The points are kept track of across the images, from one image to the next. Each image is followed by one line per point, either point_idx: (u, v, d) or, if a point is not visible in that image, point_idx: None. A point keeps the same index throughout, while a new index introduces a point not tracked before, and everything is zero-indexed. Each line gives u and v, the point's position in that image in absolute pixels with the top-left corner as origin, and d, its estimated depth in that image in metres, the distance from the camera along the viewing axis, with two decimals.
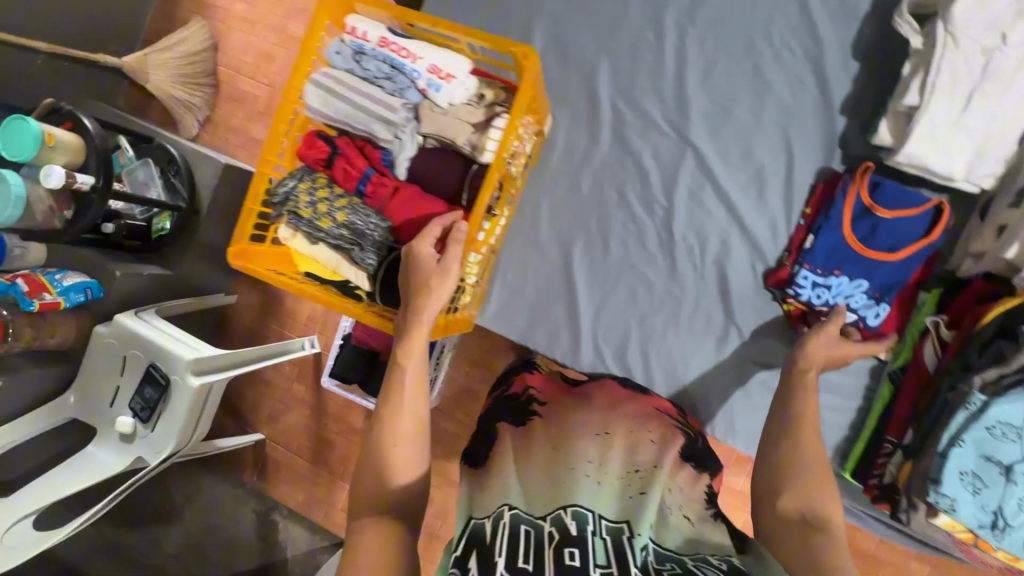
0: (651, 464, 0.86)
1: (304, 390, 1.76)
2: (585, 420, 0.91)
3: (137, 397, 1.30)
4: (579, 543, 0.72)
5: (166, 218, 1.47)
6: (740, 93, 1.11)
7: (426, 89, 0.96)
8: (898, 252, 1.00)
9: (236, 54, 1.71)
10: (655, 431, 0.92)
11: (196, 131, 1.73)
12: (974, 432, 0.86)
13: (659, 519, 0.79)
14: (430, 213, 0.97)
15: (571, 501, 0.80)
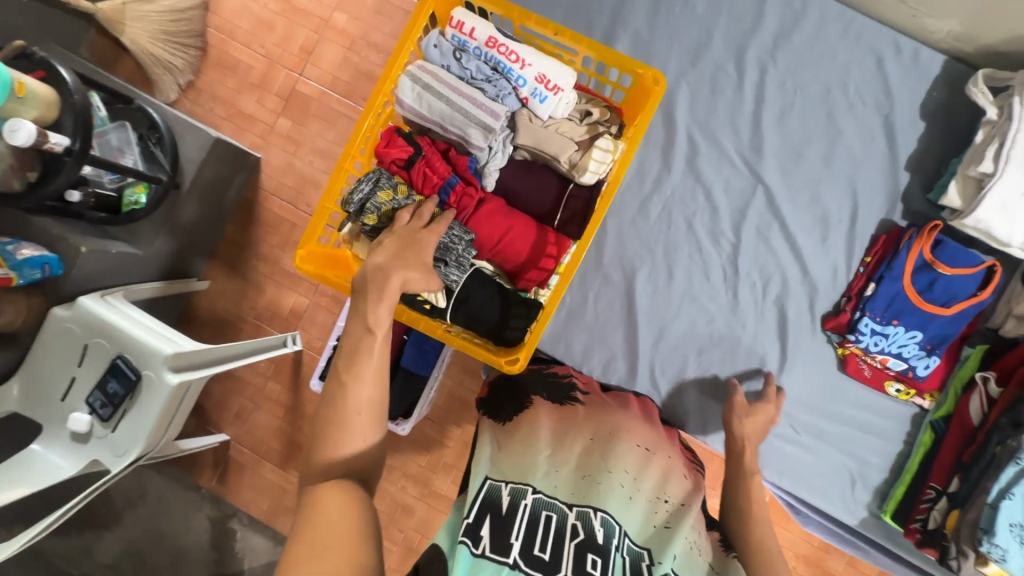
0: (683, 497, 0.80)
1: (279, 388, 1.44)
2: (630, 429, 0.85)
3: (96, 391, 1.03)
4: (599, 552, 0.67)
5: (141, 189, 1.17)
6: (813, 138, 1.14)
7: (528, 98, 0.90)
8: (951, 307, 1.06)
9: (231, 18, 1.42)
10: (687, 466, 0.87)
11: (175, 96, 1.42)
12: (1023, 486, 0.92)
13: (687, 554, 0.73)
14: (519, 231, 0.92)
15: (600, 505, 0.73)
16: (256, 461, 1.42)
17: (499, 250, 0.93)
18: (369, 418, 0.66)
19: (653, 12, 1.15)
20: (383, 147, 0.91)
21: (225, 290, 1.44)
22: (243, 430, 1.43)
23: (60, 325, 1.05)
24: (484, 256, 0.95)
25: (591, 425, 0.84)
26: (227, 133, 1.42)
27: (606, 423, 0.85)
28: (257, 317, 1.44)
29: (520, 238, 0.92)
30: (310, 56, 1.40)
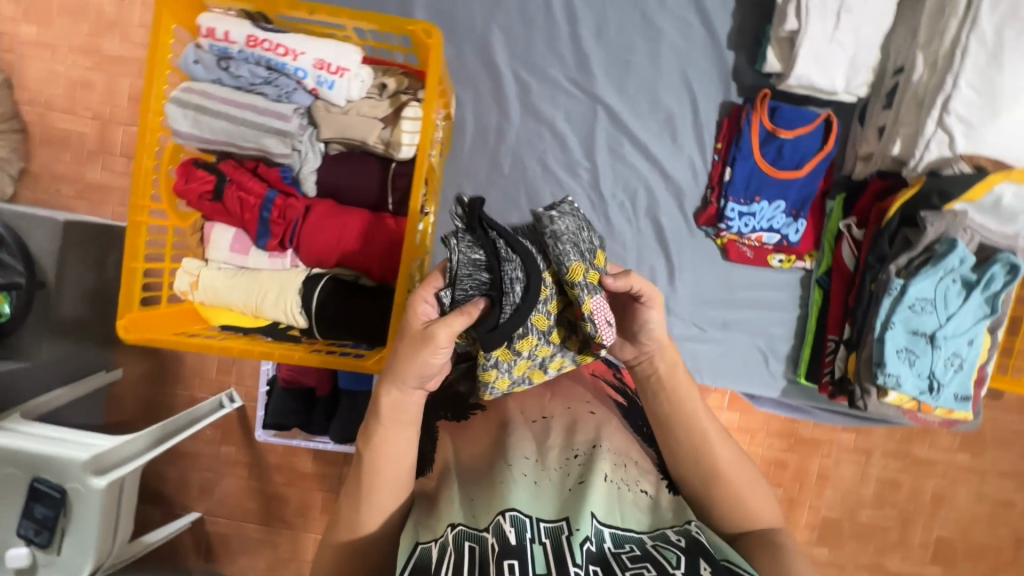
0: (593, 439, 0.78)
1: (234, 451, 1.45)
2: (521, 406, 0.82)
3: (23, 521, 0.97)
4: (521, 555, 0.62)
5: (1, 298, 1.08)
6: (635, 42, 1.12)
7: (316, 88, 0.84)
8: (803, 168, 1.08)
9: (42, 88, 1.27)
10: (596, 401, 0.85)
11: (11, 189, 1.25)
12: (900, 313, 0.97)
13: (610, 500, 0.71)
14: (355, 228, 0.89)
15: (508, 505, 0.68)
16: (236, 526, 1.47)
17: (340, 254, 0.90)
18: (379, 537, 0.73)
19: None
20: (185, 184, 0.86)
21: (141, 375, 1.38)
22: (212, 502, 1.46)
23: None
24: (332, 263, 0.91)
25: (484, 422, 0.82)
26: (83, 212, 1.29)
27: (496, 415, 0.82)
28: (187, 388, 1.40)
29: (358, 232, 0.89)
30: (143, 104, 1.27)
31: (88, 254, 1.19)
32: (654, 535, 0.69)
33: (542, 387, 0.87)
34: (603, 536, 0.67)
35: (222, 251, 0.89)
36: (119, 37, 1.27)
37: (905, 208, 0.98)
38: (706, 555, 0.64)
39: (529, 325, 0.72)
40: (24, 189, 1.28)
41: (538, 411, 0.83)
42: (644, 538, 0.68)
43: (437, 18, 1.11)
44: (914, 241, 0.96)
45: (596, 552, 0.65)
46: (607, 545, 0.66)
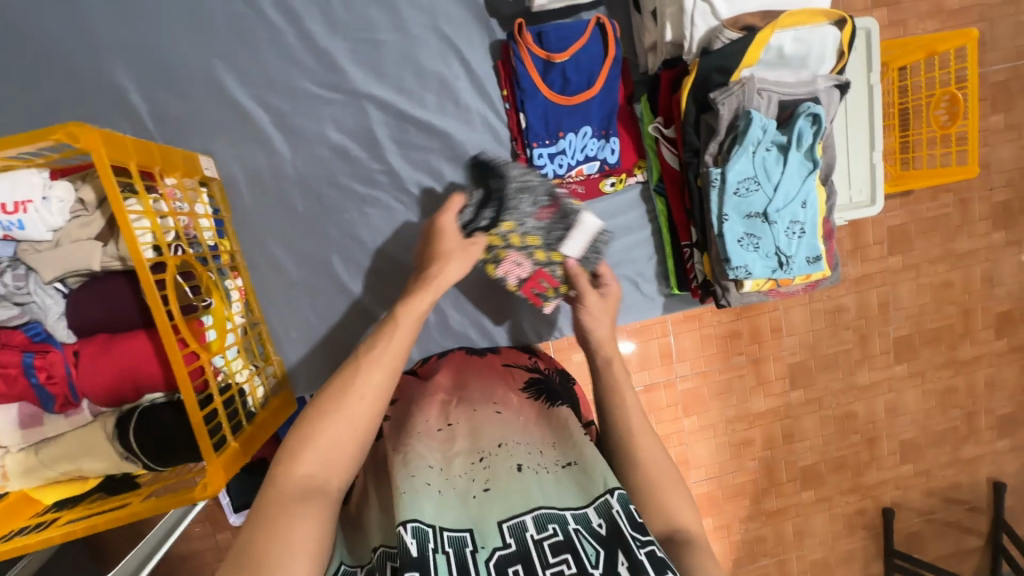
0: (498, 439, 0.80)
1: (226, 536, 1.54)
2: (427, 418, 0.85)
3: None
4: (424, 566, 0.58)
5: None
6: (372, 16, 0.99)
7: (8, 234, 0.73)
8: (595, 84, 0.99)
9: None
10: (504, 400, 0.89)
11: None
12: (729, 203, 0.92)
13: (521, 496, 0.70)
14: (132, 353, 0.79)
15: (411, 516, 0.64)
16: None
17: (133, 388, 0.81)
18: (349, 436, 0.64)
19: (121, 17, 0.94)
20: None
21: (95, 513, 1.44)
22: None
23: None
24: (135, 394, 0.82)
25: (393, 443, 0.82)
26: None
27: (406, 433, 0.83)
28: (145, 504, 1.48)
29: (141, 359, 0.79)
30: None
31: None
32: (577, 515, 0.67)
33: (448, 397, 0.91)
34: (523, 525, 0.66)
35: (12, 432, 0.80)
36: None
37: (695, 93, 0.91)
38: (624, 543, 0.62)
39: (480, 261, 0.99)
40: None
41: (443, 420, 0.85)
42: (565, 518, 0.66)
43: (149, 82, 0.96)
44: (715, 126, 0.90)
45: (513, 551, 0.64)
46: (529, 534, 0.65)
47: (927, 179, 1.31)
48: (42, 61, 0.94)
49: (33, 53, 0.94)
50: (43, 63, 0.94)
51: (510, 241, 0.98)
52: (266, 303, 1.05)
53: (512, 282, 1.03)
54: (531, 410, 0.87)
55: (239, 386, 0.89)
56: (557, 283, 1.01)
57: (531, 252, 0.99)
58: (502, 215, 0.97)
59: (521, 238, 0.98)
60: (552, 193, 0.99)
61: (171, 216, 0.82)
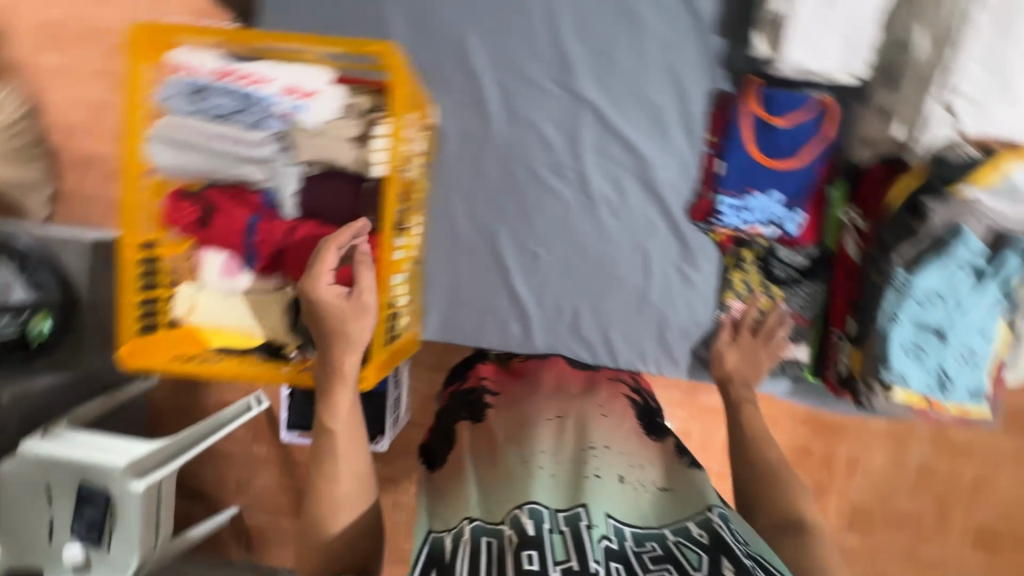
0: (605, 441, 0.82)
1: (265, 448, 1.69)
2: (539, 407, 0.88)
3: (79, 521, 1.26)
4: (538, 544, 0.64)
5: (43, 318, 1.36)
6: (617, 35, 1.08)
7: (288, 114, 0.85)
8: (799, 157, 1.03)
9: (62, 116, 1.55)
10: (609, 406, 0.92)
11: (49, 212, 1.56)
12: (906, 308, 0.91)
13: (622, 499, 0.74)
14: (336, 246, 0.90)
15: (528, 498, 0.72)
16: (273, 518, 1.72)
17: None
18: (354, 465, 0.78)
19: None
20: (177, 208, 0.90)
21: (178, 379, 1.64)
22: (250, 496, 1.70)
23: (57, 479, 1.28)
24: (320, 281, 0.92)
25: (504, 423, 0.85)
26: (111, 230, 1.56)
27: (516, 417, 0.86)
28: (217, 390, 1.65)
29: (341, 252, 0.91)
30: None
31: (109, 274, 1.45)
32: (675, 530, 0.70)
33: (559, 394, 0.92)
34: (623, 533, 0.70)
35: (215, 276, 0.92)
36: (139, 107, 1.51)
37: (909, 194, 0.93)
38: (729, 553, 0.64)
39: (730, 279, 1.10)
40: (61, 211, 1.59)
41: (551, 411, 0.87)
42: (665, 534, 0.69)
43: (409, 32, 1.09)
44: (917, 231, 0.91)
45: (618, 548, 0.67)
46: (629, 543, 0.68)
47: None
48: None
49: None
50: None
51: (765, 290, 1.09)
52: (431, 248, 1.14)
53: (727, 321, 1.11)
54: (634, 422, 0.90)
55: (397, 308, 0.99)
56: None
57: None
58: (779, 280, 1.09)
59: (770, 290, 1.09)
60: (817, 313, 1.09)
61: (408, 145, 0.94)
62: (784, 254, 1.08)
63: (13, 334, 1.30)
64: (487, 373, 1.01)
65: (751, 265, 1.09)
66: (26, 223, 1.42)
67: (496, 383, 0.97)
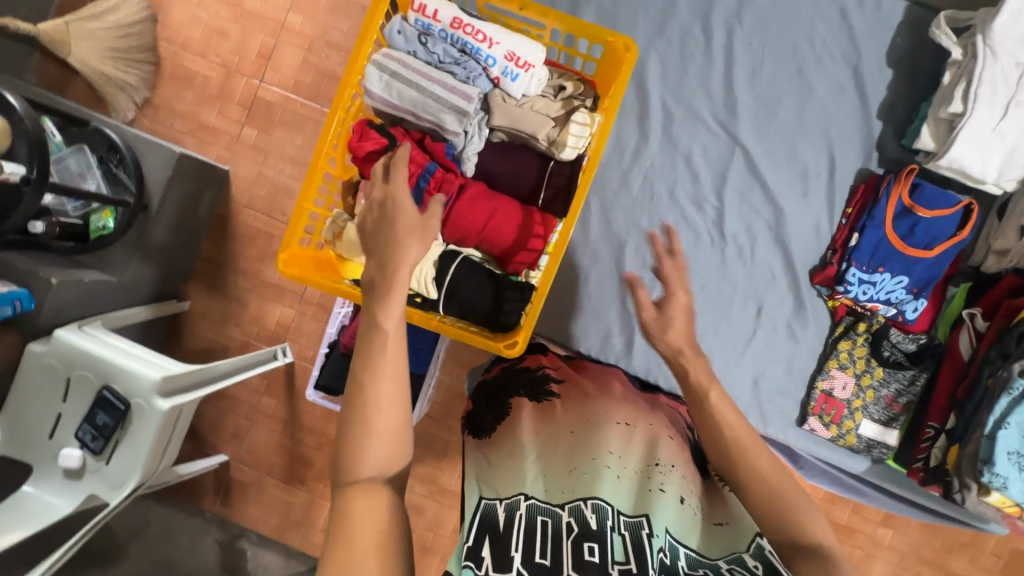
0: (674, 462, 0.77)
1: (273, 404, 1.53)
2: (609, 408, 0.83)
3: (87, 425, 1.09)
4: (599, 540, 0.65)
5: (107, 214, 1.26)
6: (785, 94, 1.14)
7: (499, 78, 0.89)
8: (933, 249, 1.07)
9: (181, 30, 1.52)
10: (674, 429, 0.85)
11: (132, 115, 1.51)
12: (1018, 415, 0.94)
13: (680, 522, 0.71)
14: (504, 213, 0.90)
15: (591, 493, 0.70)
16: (257, 478, 1.53)
17: (479, 236, 0.92)
18: (395, 426, 0.64)
19: None
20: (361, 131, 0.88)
21: (208, 308, 1.53)
22: (241, 448, 1.53)
23: (77, 374, 1.12)
24: (470, 244, 0.93)
25: (574, 413, 0.81)
26: (189, 147, 1.52)
27: (585, 411, 0.81)
28: (243, 332, 1.54)
29: (507, 219, 0.90)
30: (268, 60, 1.51)
31: (190, 187, 1.38)
32: (730, 560, 0.67)
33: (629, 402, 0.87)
34: (678, 553, 0.67)
35: None
36: (262, 39, 1.51)
37: None
38: None
39: (838, 348, 1.12)
40: (143, 118, 1.53)
41: (619, 416, 0.82)
42: (719, 564, 0.66)
43: None
44: None
45: (672, 567, 0.65)
46: (681, 563, 0.66)
47: None
48: None
49: None
50: None
51: (869, 368, 1.11)
52: None
53: (823, 385, 1.12)
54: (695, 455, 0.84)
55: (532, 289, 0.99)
56: (839, 420, 1.12)
57: (857, 392, 1.11)
58: (885, 362, 1.10)
59: (873, 369, 1.11)
60: (910, 403, 1.10)
61: None
62: (898, 339, 1.09)
63: (76, 222, 1.23)
64: (549, 360, 0.94)
65: (861, 337, 1.11)
66: (111, 119, 1.29)
67: (560, 373, 0.91)
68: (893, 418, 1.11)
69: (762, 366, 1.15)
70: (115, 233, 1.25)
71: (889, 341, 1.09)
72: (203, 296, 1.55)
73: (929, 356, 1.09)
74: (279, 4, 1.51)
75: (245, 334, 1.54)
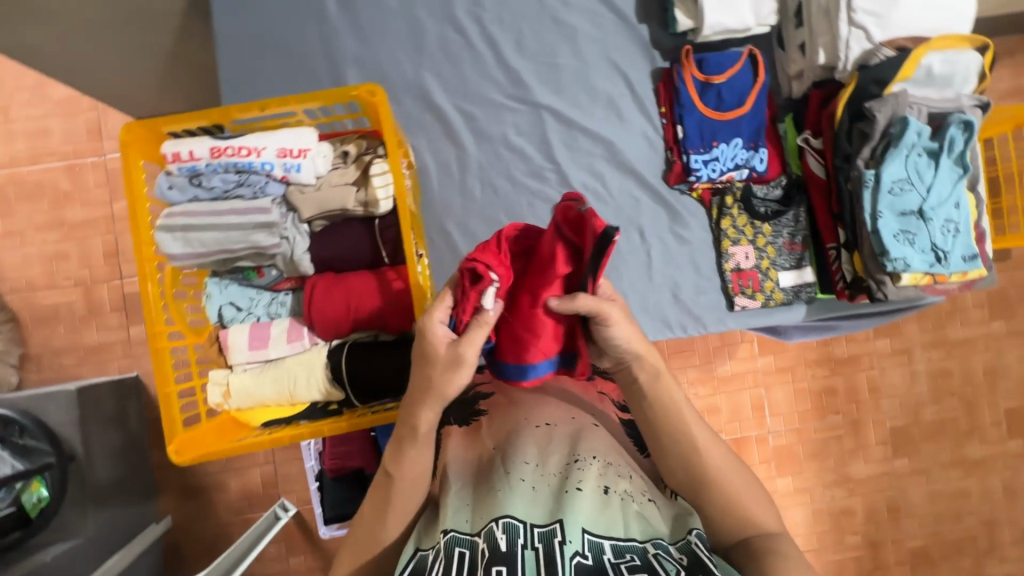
0: (594, 452, 0.84)
1: (303, 558, 1.50)
2: (533, 413, 0.91)
3: None
4: (510, 561, 0.69)
5: (36, 484, 1.17)
6: (555, 45, 1.19)
7: (286, 176, 0.89)
8: (746, 103, 1.14)
9: (21, 274, 1.48)
10: (603, 416, 0.94)
11: (15, 378, 1.44)
12: (884, 201, 1.01)
13: (604, 512, 0.76)
14: (359, 292, 0.91)
15: (504, 512, 0.75)
16: None
17: (351, 321, 0.92)
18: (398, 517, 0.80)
19: (355, 38, 1.18)
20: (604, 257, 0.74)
21: (192, 510, 1.49)
22: None
23: None
24: (349, 329, 0.93)
25: (499, 433, 0.89)
26: (88, 375, 1.47)
27: (506, 425, 0.90)
28: (237, 512, 1.50)
29: (365, 293, 0.91)
30: (118, 256, 1.48)
31: (103, 413, 1.33)
32: (655, 544, 0.75)
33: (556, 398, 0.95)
34: (602, 547, 0.72)
35: (242, 351, 0.91)
36: (101, 238, 1.49)
37: (850, 104, 1.04)
38: (705, 569, 0.71)
39: (722, 228, 1.17)
40: (28, 374, 1.47)
41: (543, 418, 0.90)
42: (644, 547, 0.74)
43: None
44: (870, 132, 1.01)
45: (592, 564, 0.70)
46: (606, 555, 0.72)
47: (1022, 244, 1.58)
48: (291, 67, 1.17)
49: (288, 62, 1.17)
50: (294, 68, 1.17)
51: (758, 228, 1.16)
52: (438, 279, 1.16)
53: (731, 265, 1.17)
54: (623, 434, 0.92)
55: None
56: (759, 287, 1.16)
57: (760, 254, 1.16)
58: (768, 218, 1.15)
59: (761, 226, 1.16)
60: (805, 236, 1.16)
61: None
62: (763, 191, 1.16)
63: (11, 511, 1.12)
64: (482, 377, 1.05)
65: (735, 208, 1.16)
66: None
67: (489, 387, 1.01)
68: (802, 259, 1.16)
69: (672, 276, 1.18)
70: (57, 496, 1.18)
71: (757, 197, 1.15)
72: (181, 502, 1.50)
73: (797, 192, 1.15)
74: (98, 201, 1.49)
75: (240, 513, 1.50)
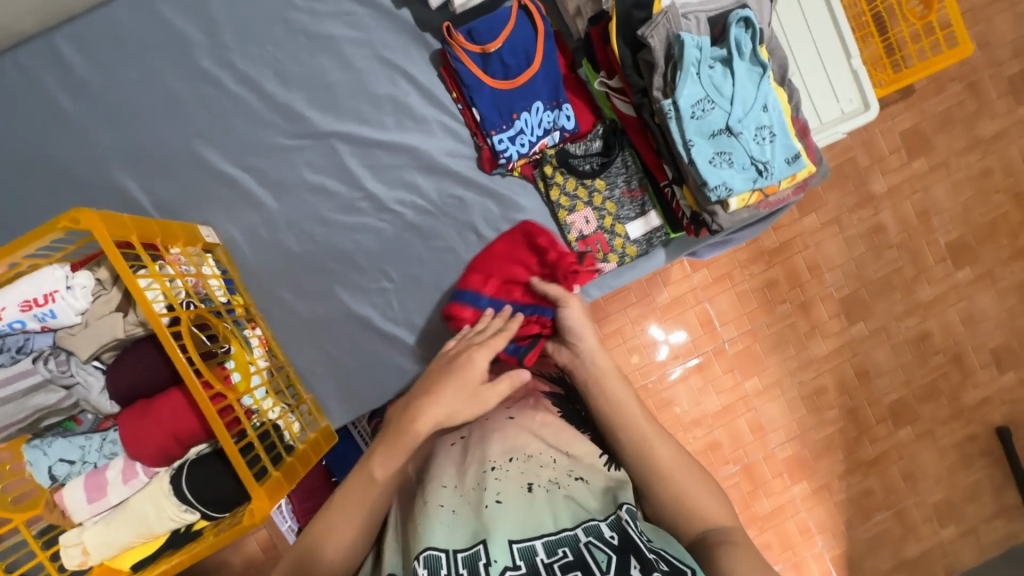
0: (507, 451, 0.81)
1: None
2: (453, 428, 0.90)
3: None
4: None
5: None
6: (319, 63, 1.07)
7: (44, 324, 0.82)
8: (533, 61, 1.04)
9: None
10: (519, 405, 0.89)
11: None
12: (690, 127, 0.92)
13: (528, 514, 0.74)
14: (166, 416, 0.85)
15: (424, 546, 0.72)
16: None
17: (174, 441, 0.87)
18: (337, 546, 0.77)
19: (104, 129, 1.06)
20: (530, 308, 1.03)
21: None
22: None
23: None
24: (182, 449, 0.89)
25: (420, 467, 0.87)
26: None
27: (424, 457, 0.88)
28: None
29: (178, 414, 0.86)
30: None
31: None
32: (586, 530, 0.72)
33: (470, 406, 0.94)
34: (533, 550, 0.70)
35: (83, 508, 0.88)
36: None
37: (624, 38, 0.94)
38: (636, 548, 0.69)
39: (554, 199, 1.09)
40: None
41: (458, 433, 0.89)
42: (575, 536, 0.71)
43: (145, 175, 1.07)
44: (653, 61, 0.92)
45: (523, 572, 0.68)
46: (538, 557, 0.69)
47: (924, 69, 1.63)
48: (54, 181, 1.06)
49: (49, 175, 1.06)
50: (58, 177, 1.07)
51: (589, 187, 1.09)
52: (288, 346, 1.11)
53: (574, 235, 1.10)
54: (546, 407, 0.89)
55: (273, 422, 0.95)
56: (609, 247, 1.09)
57: (600, 214, 1.09)
58: (598, 173, 1.08)
59: (592, 183, 1.08)
60: (638, 178, 1.09)
61: (178, 278, 0.88)
62: (581, 147, 1.08)
63: None
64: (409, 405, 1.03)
65: (558, 175, 1.09)
66: None
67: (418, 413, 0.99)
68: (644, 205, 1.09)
69: None
70: None
71: (574, 159, 1.07)
72: None
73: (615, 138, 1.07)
74: None
75: None
